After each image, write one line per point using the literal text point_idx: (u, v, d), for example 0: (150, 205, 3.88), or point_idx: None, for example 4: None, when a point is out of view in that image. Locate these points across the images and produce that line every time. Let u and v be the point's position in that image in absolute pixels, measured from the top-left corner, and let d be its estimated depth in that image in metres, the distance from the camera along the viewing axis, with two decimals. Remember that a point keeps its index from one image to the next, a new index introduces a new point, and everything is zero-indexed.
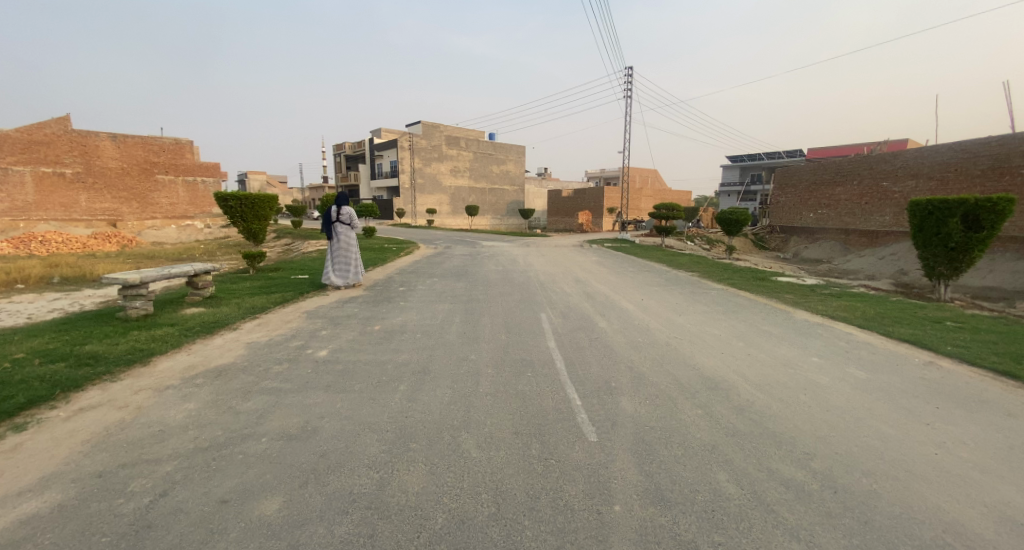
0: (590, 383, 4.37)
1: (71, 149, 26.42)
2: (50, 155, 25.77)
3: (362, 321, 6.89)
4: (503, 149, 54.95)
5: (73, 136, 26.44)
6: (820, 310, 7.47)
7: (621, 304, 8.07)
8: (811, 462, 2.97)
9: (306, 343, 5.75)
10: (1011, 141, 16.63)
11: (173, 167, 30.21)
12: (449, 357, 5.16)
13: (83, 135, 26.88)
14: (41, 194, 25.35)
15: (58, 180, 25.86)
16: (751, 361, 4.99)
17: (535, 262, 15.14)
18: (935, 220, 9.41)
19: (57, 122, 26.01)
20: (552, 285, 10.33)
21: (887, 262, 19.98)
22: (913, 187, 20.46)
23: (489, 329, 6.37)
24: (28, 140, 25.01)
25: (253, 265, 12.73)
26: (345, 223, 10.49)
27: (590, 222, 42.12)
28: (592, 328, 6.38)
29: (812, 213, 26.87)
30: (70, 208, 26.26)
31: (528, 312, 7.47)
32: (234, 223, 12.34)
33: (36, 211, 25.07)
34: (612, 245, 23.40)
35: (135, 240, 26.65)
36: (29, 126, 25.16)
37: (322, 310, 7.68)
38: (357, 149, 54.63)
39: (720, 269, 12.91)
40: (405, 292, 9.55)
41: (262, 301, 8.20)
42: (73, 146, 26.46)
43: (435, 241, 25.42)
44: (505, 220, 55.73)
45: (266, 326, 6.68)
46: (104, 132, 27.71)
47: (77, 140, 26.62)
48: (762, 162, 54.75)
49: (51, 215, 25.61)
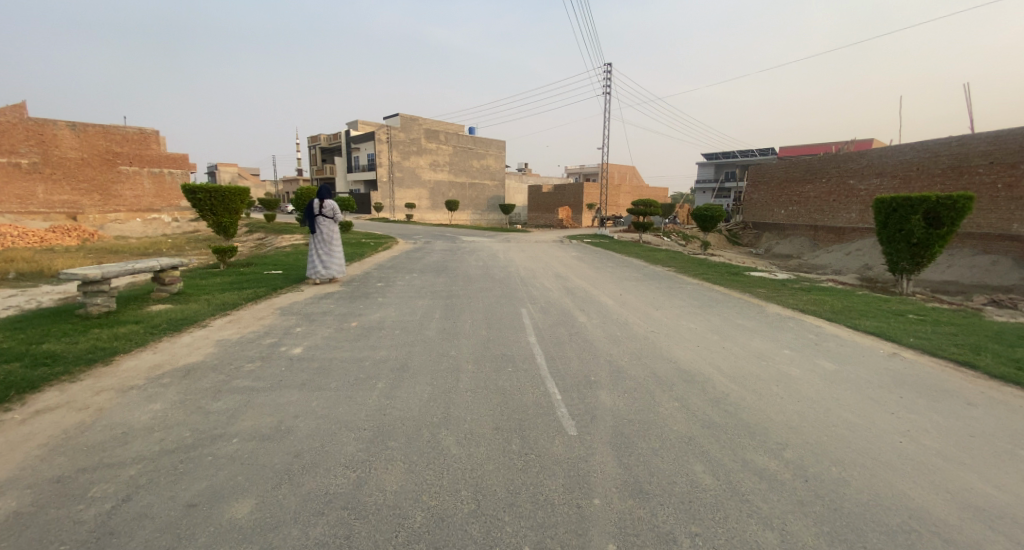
0: (570, 377, 4.39)
1: (27, 138, 25.05)
2: (4, 145, 24.39)
3: (339, 318, 6.75)
4: (483, 143, 54.64)
5: (29, 125, 25.07)
6: (792, 303, 7.71)
7: (600, 298, 8.14)
8: (783, 452, 3.05)
9: (280, 341, 5.59)
10: (968, 141, 17.48)
11: (138, 158, 28.92)
12: (428, 353, 5.10)
13: (40, 124, 25.49)
14: None
15: (12, 171, 24.50)
16: (726, 354, 5.11)
17: (515, 257, 15.13)
18: (898, 217, 9.79)
19: (12, 109, 24.61)
20: (533, 280, 10.34)
21: (853, 257, 20.77)
22: (878, 185, 21.28)
23: (469, 325, 6.34)
24: None
25: (224, 260, 12.32)
26: (328, 217, 10.36)
27: (569, 217, 42.38)
28: (572, 323, 6.42)
29: (783, 210, 27.67)
30: (26, 201, 24.90)
31: (508, 307, 7.45)
32: (203, 216, 11.90)
33: None
34: (591, 241, 23.59)
35: (96, 234, 25.42)
36: None
37: (297, 306, 7.48)
38: (333, 142, 53.41)
39: (695, 264, 13.18)
40: (382, 287, 9.40)
41: (233, 298, 7.93)
42: (29, 135, 25.10)
43: (414, 236, 25.14)
44: (485, 215, 55.56)
45: (238, 322, 6.47)
46: (62, 121, 26.27)
47: (34, 130, 25.25)
48: (736, 160, 56.11)
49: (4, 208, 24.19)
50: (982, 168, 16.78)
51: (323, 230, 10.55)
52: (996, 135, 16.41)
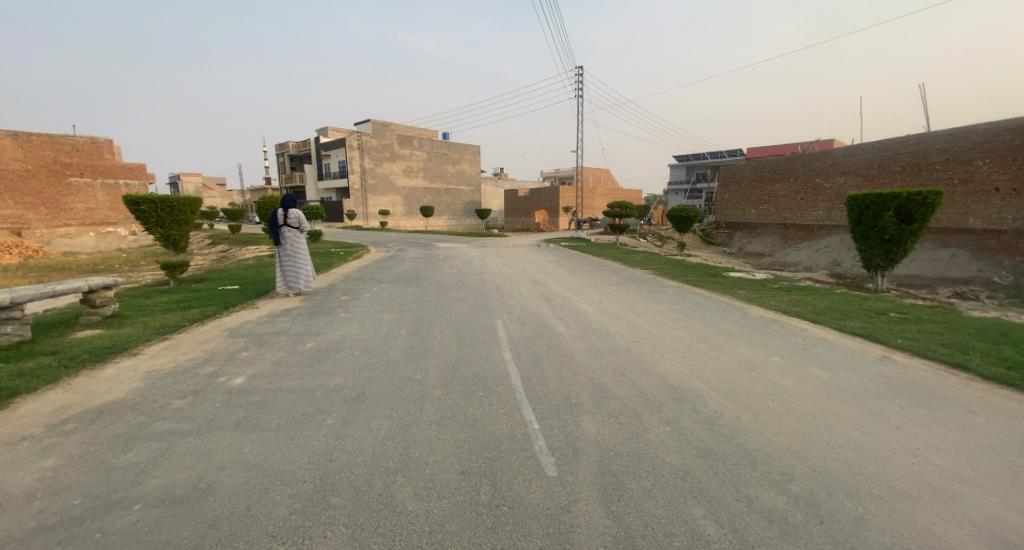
0: (548, 400, 3.93)
1: None
2: None
3: (293, 339, 6.11)
4: (457, 148, 54.11)
5: None
6: (773, 305, 7.48)
7: (579, 306, 7.74)
8: (791, 485, 2.66)
9: (221, 370, 4.93)
10: (924, 139, 18.04)
11: (89, 169, 27.17)
12: (390, 378, 4.56)
13: None
14: None
15: None
16: (713, 364, 4.78)
17: (491, 264, 14.62)
18: (871, 214, 9.77)
19: None
20: (509, 287, 9.89)
21: (822, 253, 21.17)
22: (843, 183, 21.83)
23: (438, 341, 5.83)
24: None
25: (174, 276, 11.41)
26: (293, 227, 9.71)
27: (546, 221, 42.25)
28: (550, 335, 5.97)
29: (753, 210, 28.13)
30: None
31: (482, 319, 6.96)
32: (149, 229, 10.97)
33: None
34: (568, 244, 23.28)
35: (42, 250, 23.77)
36: None
37: (248, 327, 6.79)
38: (302, 149, 51.83)
39: (673, 266, 12.98)
40: (347, 301, 8.75)
41: (175, 319, 7.18)
42: None
43: (387, 244, 24.30)
44: (462, 221, 54.97)
45: (178, 349, 5.76)
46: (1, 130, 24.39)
47: None
48: (705, 161, 57.26)
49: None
50: (939, 164, 17.31)
51: (288, 242, 9.87)
52: (951, 133, 16.96)
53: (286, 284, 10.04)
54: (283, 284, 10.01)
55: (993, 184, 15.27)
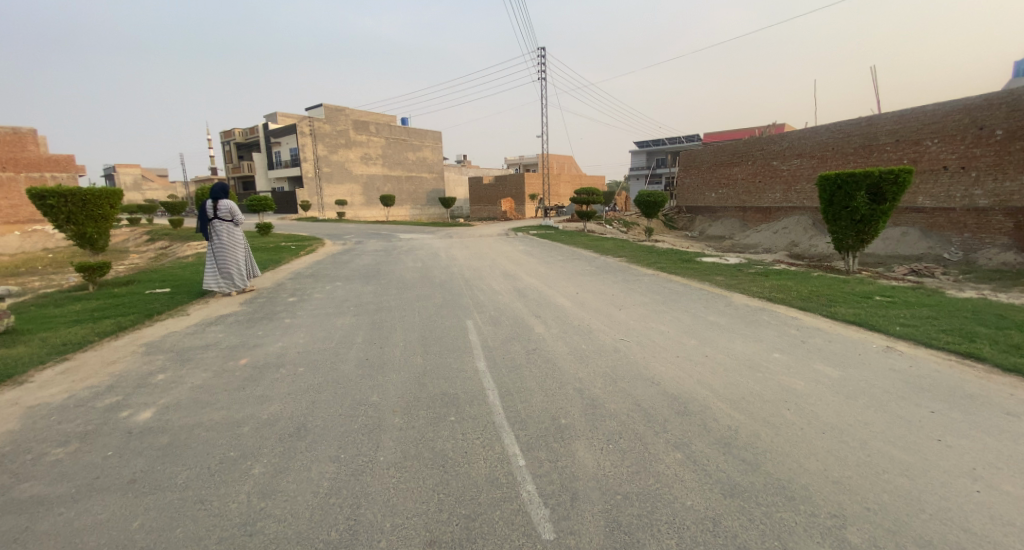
0: (534, 423, 3.27)
1: None
2: None
3: (225, 355, 5.12)
4: (417, 135, 52.15)
5: None
6: (755, 291, 7.12)
7: (555, 301, 7.11)
8: (847, 534, 2.13)
9: (125, 400, 3.95)
10: (875, 121, 18.51)
11: (12, 162, 24.91)
12: (340, 403, 3.75)
13: None
14: None
15: None
16: (714, 364, 4.25)
17: (456, 256, 13.75)
18: (844, 194, 9.62)
19: None
20: (478, 281, 9.14)
21: (781, 234, 21.57)
22: (799, 165, 22.26)
23: (399, 350, 5.03)
24: None
25: (92, 279, 9.96)
26: (225, 220, 8.58)
27: (512, 209, 41.51)
28: (527, 337, 5.29)
29: (713, 193, 28.43)
30: None
31: (449, 320, 6.19)
32: (58, 227, 9.35)
33: None
34: (536, 232, 22.67)
35: None
36: None
37: (172, 340, 5.73)
38: (250, 136, 48.43)
39: (645, 252, 12.57)
40: (295, 304, 7.72)
41: (81, 333, 6.00)
42: None
43: (344, 236, 22.79)
44: (425, 210, 53.35)
45: (75, 373, 4.66)
46: None
47: None
48: (665, 147, 58.16)
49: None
50: (889, 146, 17.82)
51: (220, 236, 8.72)
52: (899, 115, 17.44)
53: (220, 283, 8.89)
54: (217, 283, 8.86)
55: (942, 163, 15.76)
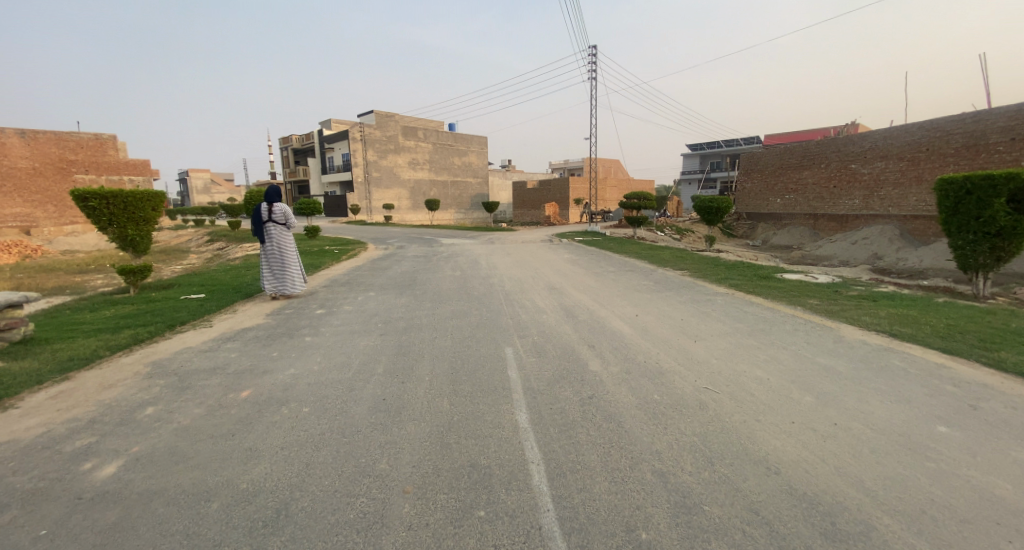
0: (603, 537, 2.21)
1: None
2: None
3: (228, 384, 4.41)
4: (464, 139, 52.21)
5: None
6: (868, 321, 5.67)
7: (611, 325, 5.98)
8: None
9: (95, 443, 3.27)
10: (983, 117, 16.05)
11: (94, 165, 28.90)
12: (338, 471, 2.86)
13: None
14: None
15: None
16: (854, 440, 3.01)
17: (497, 264, 12.84)
18: (976, 201, 7.75)
19: None
20: (520, 296, 8.16)
21: (859, 246, 19.11)
22: (882, 169, 19.71)
23: (422, 388, 4.12)
24: None
25: (133, 283, 9.92)
26: (278, 222, 8.68)
27: (556, 214, 40.34)
28: (580, 377, 4.22)
29: (778, 199, 25.93)
30: None
31: (485, 348, 5.22)
32: (101, 228, 9.38)
33: None
34: (582, 239, 21.51)
35: (39, 250, 23.77)
36: None
37: (182, 359, 5.17)
38: (305, 143, 50.47)
39: (710, 266, 11.08)
40: (321, 317, 7.06)
41: (94, 346, 5.58)
42: None
43: (387, 241, 22.58)
44: (469, 215, 53.27)
45: (65, 399, 4.10)
46: (9, 128, 26.15)
47: None
48: (721, 149, 54.97)
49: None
50: (1002, 145, 15.36)
51: (273, 239, 8.78)
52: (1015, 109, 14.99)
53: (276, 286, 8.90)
54: (272, 286, 8.88)
55: None
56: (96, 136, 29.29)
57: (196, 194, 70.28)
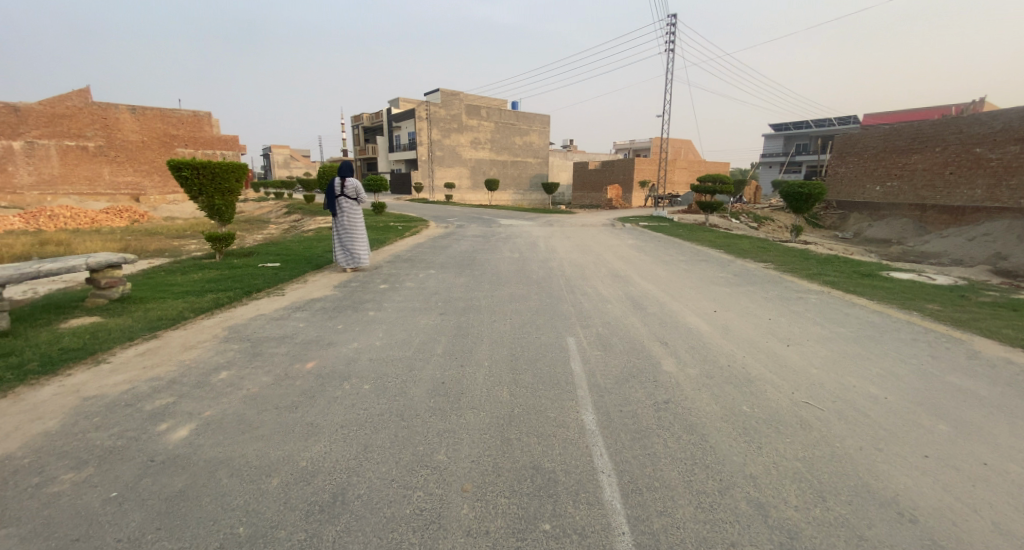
0: None
1: (92, 122, 28.29)
2: (74, 128, 27.74)
3: (294, 354, 4.50)
4: (527, 118, 51.39)
5: (93, 109, 28.29)
6: (1009, 335, 4.71)
7: (685, 320, 5.46)
8: None
9: (173, 405, 3.40)
10: None
11: (192, 140, 31.94)
12: (394, 459, 2.71)
13: (104, 108, 28.64)
14: (66, 167, 27.48)
15: (81, 154, 27.91)
16: (1014, 490, 2.40)
17: (557, 248, 12.43)
18: None
19: (78, 95, 27.90)
20: (582, 282, 7.77)
21: (977, 243, 16.51)
22: (1016, 153, 16.77)
23: (482, 374, 3.92)
24: (51, 113, 27.01)
25: (219, 249, 10.68)
26: (350, 197, 8.88)
27: (619, 197, 38.80)
28: (653, 377, 3.82)
29: (877, 186, 23.02)
30: (95, 182, 28.49)
31: (546, 336, 4.94)
32: (193, 197, 10.14)
33: (61, 185, 27.33)
34: (647, 224, 20.41)
35: (146, 215, 26.70)
36: (53, 100, 27.12)
37: (256, 326, 5.39)
38: (375, 121, 52.20)
39: (797, 259, 9.96)
40: (383, 292, 7.13)
41: (181, 308, 5.99)
42: (94, 119, 28.33)
43: (448, 219, 22.81)
44: (528, 196, 52.80)
45: (153, 358, 4.38)
46: (123, 105, 29.32)
47: (98, 113, 28.45)
48: (808, 130, 49.81)
49: (75, 188, 27.85)
50: None
51: (344, 213, 8.99)
52: None
53: (345, 259, 9.22)
54: (341, 258, 9.20)
55: None
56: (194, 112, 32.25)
57: (276, 168, 75.61)
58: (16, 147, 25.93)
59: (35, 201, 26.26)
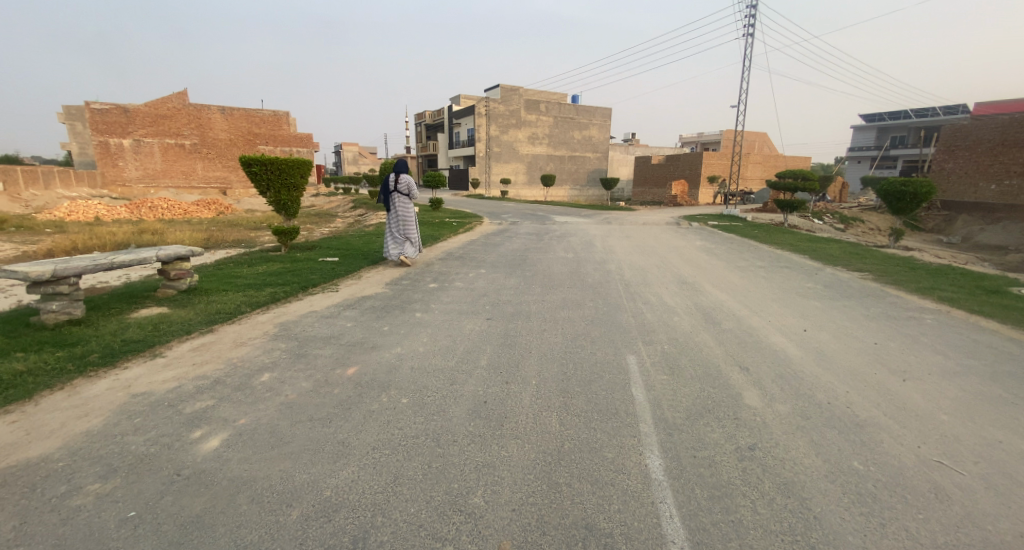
0: None
1: (189, 121, 31.17)
2: (174, 128, 30.78)
3: (337, 357, 4.33)
4: (587, 112, 50.05)
5: (190, 110, 31.11)
6: None
7: (767, 341, 4.70)
8: None
9: (211, 410, 3.33)
10: None
11: (272, 138, 34.09)
12: (425, 497, 2.37)
13: (198, 109, 31.41)
14: (167, 163, 30.68)
15: (179, 151, 30.93)
16: None
17: (616, 248, 11.70)
18: None
19: (178, 97, 30.79)
20: (643, 288, 7.12)
21: None
22: None
23: (530, 396, 3.50)
24: (155, 114, 30.16)
25: (284, 242, 11.10)
26: (403, 193, 8.82)
27: (684, 194, 36.69)
28: (733, 415, 3.19)
29: (992, 185, 19.73)
30: (189, 176, 31.46)
31: (603, 352, 4.41)
32: (261, 192, 10.61)
33: (162, 178, 30.65)
34: (716, 223, 18.95)
35: (230, 207, 28.98)
36: (157, 102, 30.23)
37: (304, 324, 5.35)
38: (436, 118, 53.34)
39: (900, 269, 8.57)
40: (433, 292, 6.91)
41: (238, 302, 6.13)
42: (190, 119, 31.18)
43: (503, 215, 22.60)
44: (586, 192, 51.54)
45: (203, 354, 4.42)
46: (215, 106, 31.95)
47: (194, 114, 31.26)
48: (907, 120, 44.28)
49: (173, 182, 30.99)
50: None
51: (397, 209, 8.96)
52: None
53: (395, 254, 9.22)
54: (391, 253, 9.17)
55: None
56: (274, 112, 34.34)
57: (345, 164, 79.77)
58: (126, 144, 29.33)
59: (141, 193, 29.57)
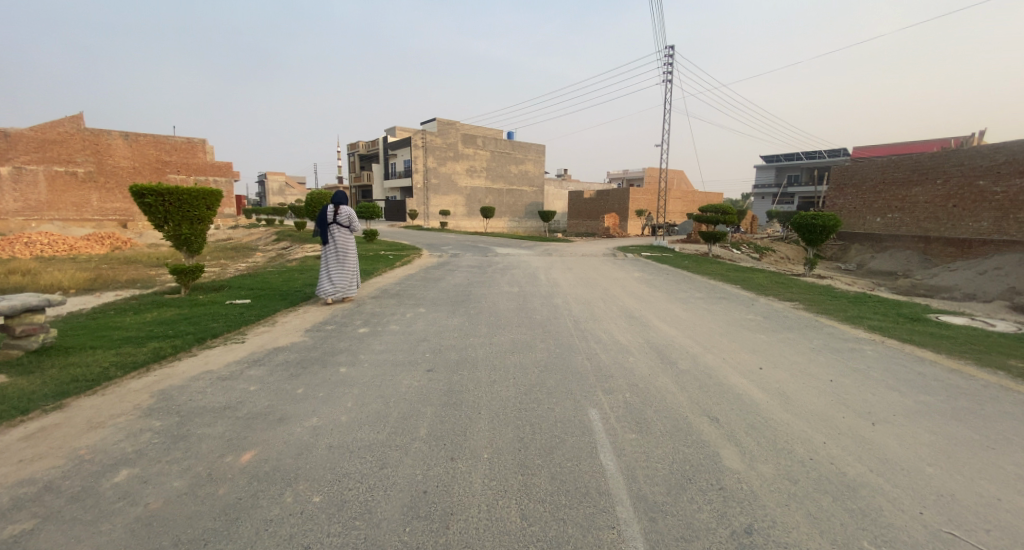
0: None
1: (84, 148, 27.59)
2: (64, 154, 27.02)
3: (231, 437, 3.37)
4: (523, 148, 51.54)
5: (86, 135, 27.61)
6: None
7: (729, 383, 4.43)
8: None
9: (20, 542, 2.30)
10: None
11: (185, 167, 31.14)
12: None
13: (96, 135, 27.99)
14: (54, 194, 26.65)
15: (70, 180, 27.10)
16: None
17: (559, 281, 11.46)
18: None
19: (71, 121, 27.25)
20: (594, 325, 6.76)
21: (986, 276, 15.71)
22: None
23: (481, 476, 2.84)
24: (42, 139, 26.35)
25: (184, 283, 9.58)
26: (343, 225, 8.02)
27: (616, 226, 38.27)
28: (720, 485, 2.74)
29: (877, 218, 22.46)
30: (82, 208, 27.52)
31: (561, 407, 3.86)
32: (157, 227, 9.14)
33: (48, 211, 26.44)
34: (650, 254, 19.63)
35: (129, 242, 25.52)
36: (44, 125, 26.50)
37: (195, 389, 4.28)
38: (371, 149, 52.13)
39: (823, 297, 9.04)
40: (363, 339, 6.05)
41: (108, 363, 4.86)
42: (85, 145, 27.64)
43: (442, 247, 21.87)
44: (524, 223, 52.32)
45: (36, 445, 3.26)
46: (116, 131, 28.70)
47: (90, 139, 27.77)
48: (800, 162, 50.27)
49: (61, 215, 26.89)
50: None
51: (336, 242, 8.08)
52: None
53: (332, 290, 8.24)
54: (324, 289, 8.18)
55: None
56: (189, 139, 31.58)
57: (271, 195, 75.03)
58: (3, 172, 25.21)
59: (18, 227, 25.25)
